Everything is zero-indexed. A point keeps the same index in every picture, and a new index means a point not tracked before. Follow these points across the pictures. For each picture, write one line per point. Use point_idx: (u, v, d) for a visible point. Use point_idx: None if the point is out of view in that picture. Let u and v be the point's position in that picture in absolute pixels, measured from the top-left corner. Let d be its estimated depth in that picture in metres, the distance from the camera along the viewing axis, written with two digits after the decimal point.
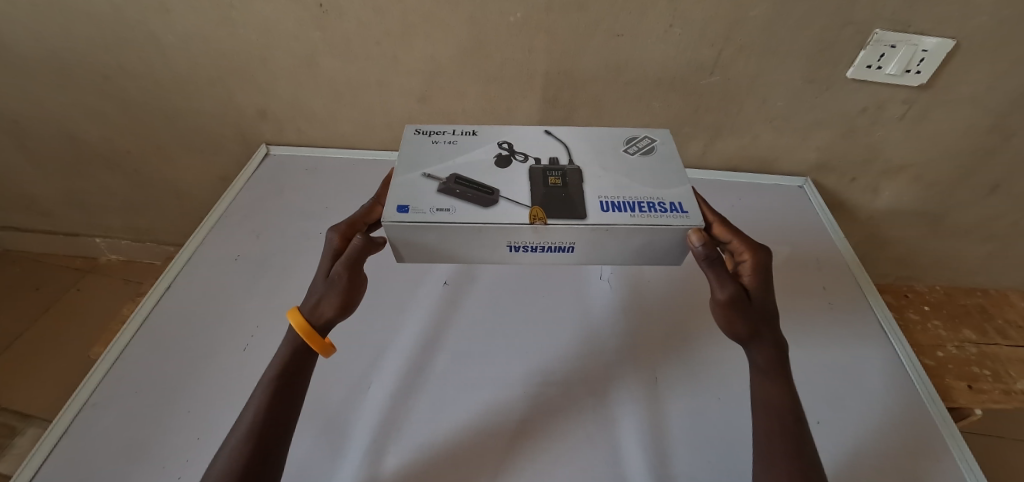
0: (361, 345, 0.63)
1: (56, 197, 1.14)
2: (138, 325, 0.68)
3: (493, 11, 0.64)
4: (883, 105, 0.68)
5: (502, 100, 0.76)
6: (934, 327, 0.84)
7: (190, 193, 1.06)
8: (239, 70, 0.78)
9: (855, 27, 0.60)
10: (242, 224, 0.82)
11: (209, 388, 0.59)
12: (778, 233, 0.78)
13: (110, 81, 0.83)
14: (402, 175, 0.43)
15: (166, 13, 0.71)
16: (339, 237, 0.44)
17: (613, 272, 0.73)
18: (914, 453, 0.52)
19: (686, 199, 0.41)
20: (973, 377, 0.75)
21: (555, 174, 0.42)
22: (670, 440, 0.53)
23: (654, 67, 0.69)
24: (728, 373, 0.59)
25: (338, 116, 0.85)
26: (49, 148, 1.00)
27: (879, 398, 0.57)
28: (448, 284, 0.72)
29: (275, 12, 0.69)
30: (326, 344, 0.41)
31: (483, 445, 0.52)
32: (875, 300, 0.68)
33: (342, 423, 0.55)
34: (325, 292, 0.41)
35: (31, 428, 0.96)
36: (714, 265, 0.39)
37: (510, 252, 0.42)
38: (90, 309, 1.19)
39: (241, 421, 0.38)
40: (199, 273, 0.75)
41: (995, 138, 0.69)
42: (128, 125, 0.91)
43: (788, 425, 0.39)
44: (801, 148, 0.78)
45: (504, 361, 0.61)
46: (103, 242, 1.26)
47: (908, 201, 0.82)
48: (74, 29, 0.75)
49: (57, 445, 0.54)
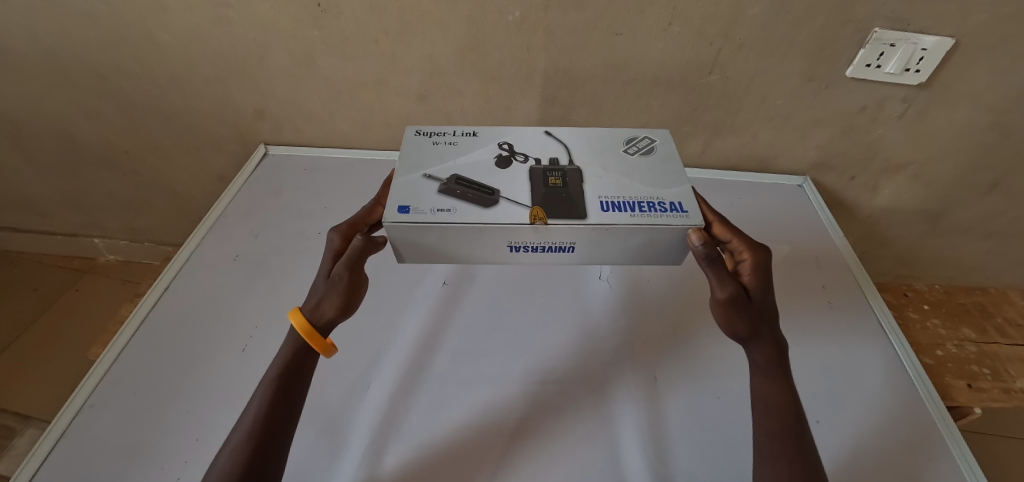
0: (360, 345, 0.63)
1: (54, 197, 1.14)
2: (138, 324, 0.68)
3: (491, 10, 0.64)
4: (882, 104, 0.68)
5: (501, 99, 0.76)
6: (934, 325, 0.84)
7: (188, 193, 1.06)
8: (237, 69, 0.78)
9: (855, 25, 0.60)
10: (241, 224, 0.82)
11: (207, 388, 0.59)
12: (778, 232, 0.78)
13: (107, 81, 0.83)
14: (402, 175, 0.43)
15: (162, 12, 0.71)
16: (339, 237, 0.44)
17: (613, 272, 0.73)
18: (914, 452, 0.52)
19: (686, 198, 0.41)
20: (973, 375, 0.75)
21: (555, 174, 0.42)
22: (670, 440, 0.53)
23: (653, 66, 0.68)
24: (729, 372, 0.59)
25: (336, 115, 0.85)
26: (45, 148, 0.99)
27: (879, 397, 0.57)
28: (447, 284, 0.71)
29: (272, 11, 0.69)
30: (326, 344, 0.41)
31: (483, 445, 0.52)
32: (875, 298, 0.68)
33: (342, 423, 0.55)
34: (326, 292, 0.41)
35: (30, 428, 0.96)
36: (714, 264, 0.39)
37: (511, 252, 0.42)
38: (88, 310, 1.19)
39: (242, 421, 0.37)
40: (197, 273, 0.75)
41: (995, 136, 0.69)
42: (126, 125, 0.91)
43: (788, 424, 0.39)
44: (801, 147, 0.78)
45: (504, 361, 0.61)
46: (100, 242, 1.26)
47: (907, 199, 0.82)
48: (71, 28, 0.75)
49: (55, 446, 0.54)
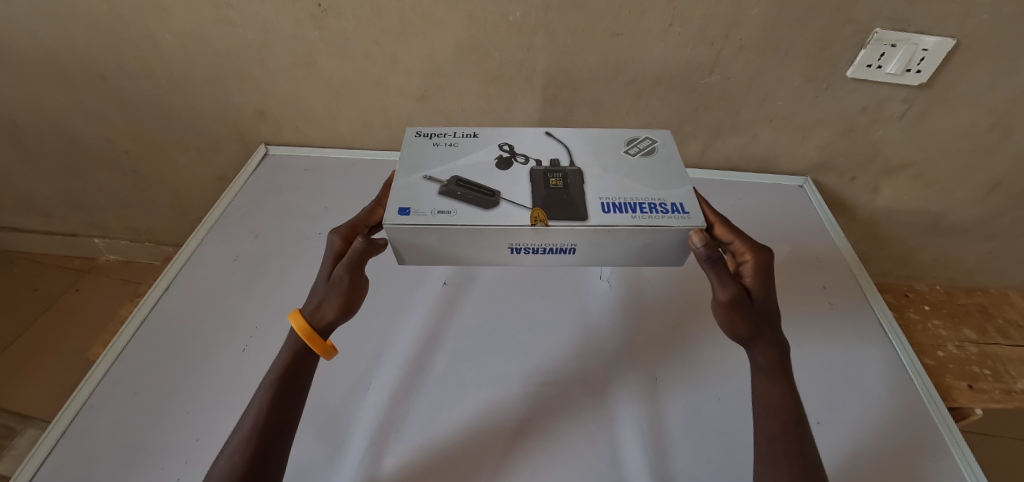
0: (360, 345, 0.63)
1: (54, 197, 1.14)
2: (137, 325, 0.68)
3: (492, 10, 0.64)
4: (883, 104, 0.68)
5: (501, 100, 0.76)
6: (935, 326, 0.84)
7: (188, 193, 1.06)
8: (237, 69, 0.78)
9: (856, 25, 0.60)
10: (240, 224, 0.82)
11: (207, 389, 0.59)
12: (779, 233, 0.78)
13: (108, 81, 0.83)
14: (403, 177, 0.42)
15: (162, 12, 0.71)
16: (340, 239, 0.44)
17: (613, 272, 0.73)
18: (914, 453, 0.52)
19: (687, 199, 0.41)
20: (974, 376, 0.75)
21: (556, 175, 0.42)
22: (670, 441, 0.53)
23: (654, 66, 0.68)
24: (729, 373, 0.59)
25: (336, 116, 0.85)
26: (46, 148, 0.99)
27: (879, 398, 0.57)
28: (447, 285, 0.71)
29: (273, 12, 0.68)
30: (326, 346, 0.41)
31: (483, 446, 0.52)
32: (876, 299, 0.68)
33: (342, 423, 0.55)
34: (326, 294, 0.41)
35: (31, 428, 0.96)
36: (715, 265, 0.39)
37: (512, 253, 0.42)
38: (89, 310, 1.19)
39: (242, 423, 0.37)
40: (197, 274, 0.75)
41: (995, 137, 0.69)
42: (126, 125, 0.91)
43: (789, 425, 0.39)
44: (801, 147, 0.78)
45: (505, 361, 0.61)
46: (101, 242, 1.26)
47: (908, 200, 0.82)
48: (72, 28, 0.75)
49: (56, 446, 0.54)
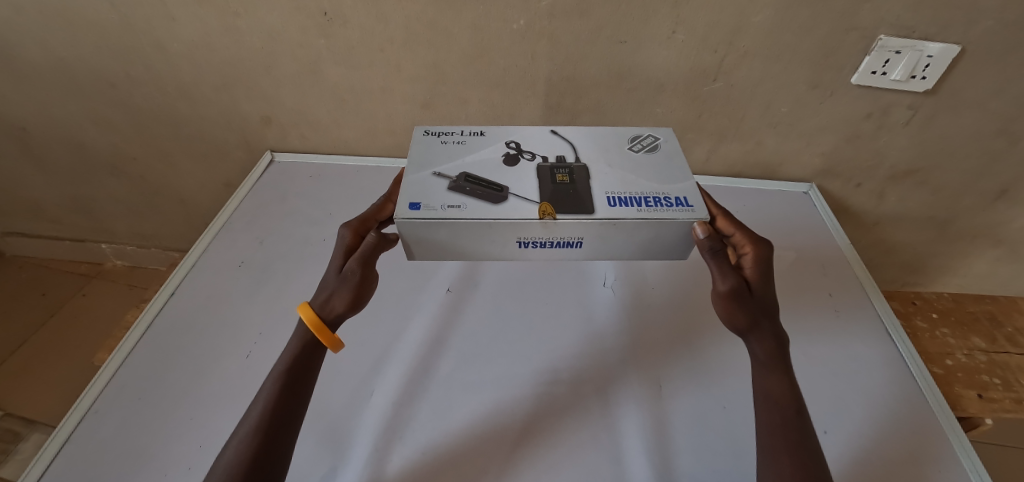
0: (364, 350, 0.63)
1: (61, 203, 1.15)
2: (141, 332, 0.68)
3: (495, 18, 0.64)
4: (888, 110, 0.68)
5: (505, 107, 0.76)
6: (943, 334, 0.83)
7: (195, 199, 1.07)
8: (243, 77, 0.79)
9: (860, 32, 0.60)
10: (246, 230, 0.83)
11: (211, 395, 0.59)
12: (784, 239, 0.77)
13: (115, 88, 0.84)
14: (413, 173, 0.43)
15: (171, 21, 0.72)
16: (351, 233, 0.45)
17: (616, 279, 0.72)
18: (920, 460, 0.52)
19: (692, 192, 0.41)
20: (984, 385, 0.74)
21: (562, 171, 0.42)
22: (673, 448, 0.52)
23: (657, 73, 0.68)
24: (735, 379, 0.59)
25: (341, 122, 0.85)
26: (54, 153, 1.00)
27: (886, 403, 0.57)
28: (450, 291, 0.71)
29: (279, 19, 0.69)
30: (335, 338, 0.41)
31: (485, 449, 0.52)
32: (880, 304, 0.68)
33: (343, 431, 0.54)
34: (337, 287, 0.41)
35: (35, 434, 0.97)
36: (716, 256, 0.39)
37: (520, 248, 0.42)
38: (95, 316, 1.20)
39: (245, 420, 0.37)
40: (203, 280, 0.75)
41: (1002, 143, 0.69)
42: (133, 131, 0.92)
43: (789, 419, 0.38)
44: (805, 154, 0.78)
45: (507, 366, 0.61)
46: (107, 248, 1.27)
47: (914, 206, 0.82)
48: (82, 37, 0.76)
49: (59, 452, 0.55)
